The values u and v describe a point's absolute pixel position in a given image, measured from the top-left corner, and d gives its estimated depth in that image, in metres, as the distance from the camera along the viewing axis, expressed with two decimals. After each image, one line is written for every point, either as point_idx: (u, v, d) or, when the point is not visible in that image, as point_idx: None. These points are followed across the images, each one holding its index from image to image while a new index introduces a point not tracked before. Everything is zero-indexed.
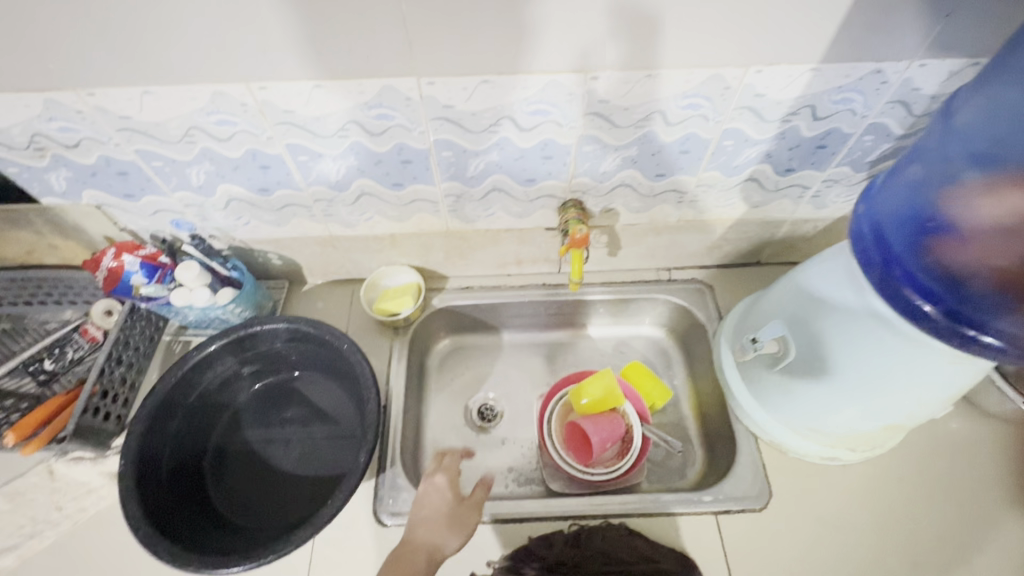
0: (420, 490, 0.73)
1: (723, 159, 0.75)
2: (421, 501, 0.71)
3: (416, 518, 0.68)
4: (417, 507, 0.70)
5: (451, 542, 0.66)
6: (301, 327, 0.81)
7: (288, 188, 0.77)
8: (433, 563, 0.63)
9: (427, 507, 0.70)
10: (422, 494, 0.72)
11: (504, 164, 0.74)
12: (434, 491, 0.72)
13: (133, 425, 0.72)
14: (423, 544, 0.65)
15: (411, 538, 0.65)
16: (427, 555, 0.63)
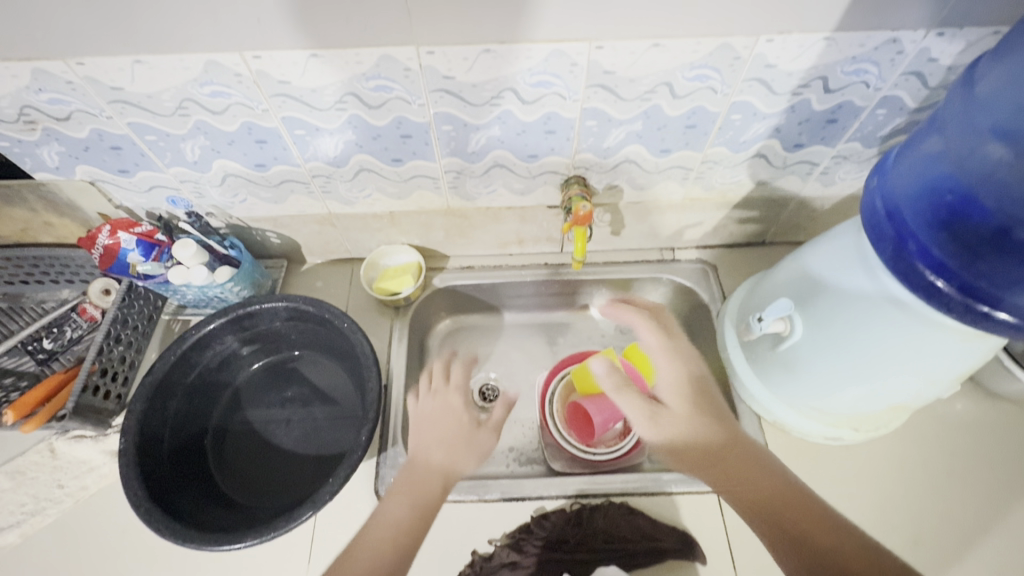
0: (431, 410, 0.77)
1: (730, 134, 0.73)
2: (431, 418, 0.76)
3: (429, 441, 0.72)
4: (428, 425, 0.75)
5: (464, 467, 0.71)
6: (301, 306, 0.80)
7: (285, 164, 0.75)
8: (448, 482, 0.69)
9: (439, 431, 0.74)
10: (431, 413, 0.77)
11: (506, 139, 0.72)
12: (447, 409, 0.78)
13: (133, 404, 0.72)
14: (438, 469, 0.69)
15: (426, 460, 0.70)
16: (443, 479, 0.68)
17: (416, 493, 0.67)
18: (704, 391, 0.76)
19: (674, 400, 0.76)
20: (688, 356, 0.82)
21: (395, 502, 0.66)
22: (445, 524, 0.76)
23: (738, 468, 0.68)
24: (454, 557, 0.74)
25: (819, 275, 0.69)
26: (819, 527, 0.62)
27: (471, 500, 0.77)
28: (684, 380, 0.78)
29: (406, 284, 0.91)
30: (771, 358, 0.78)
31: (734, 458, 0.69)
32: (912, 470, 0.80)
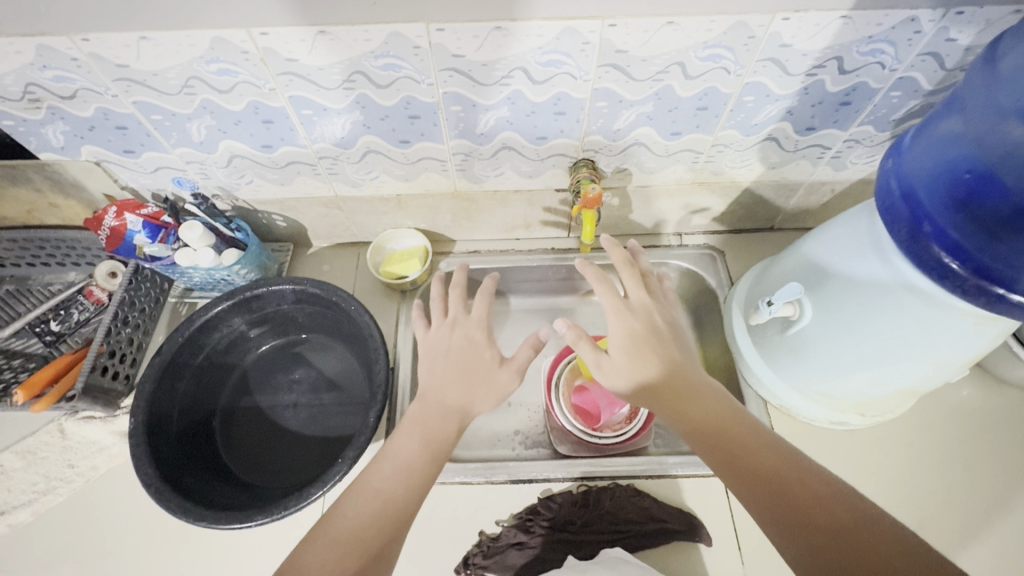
0: (444, 346, 0.72)
1: (742, 116, 0.72)
2: (448, 354, 0.71)
3: (445, 378, 0.69)
4: (445, 360, 0.70)
5: (478, 409, 0.67)
6: (308, 289, 0.80)
7: (292, 145, 0.75)
8: (462, 423, 0.66)
9: (455, 366, 0.70)
10: (448, 347, 0.72)
11: (515, 120, 0.71)
12: (465, 344, 0.72)
13: (142, 385, 0.72)
14: (453, 409, 0.66)
15: (440, 400, 0.67)
16: (458, 422, 0.66)
17: (427, 433, 0.64)
18: (654, 340, 0.67)
19: (620, 349, 0.67)
20: (642, 306, 0.70)
21: (403, 440, 0.64)
22: (453, 505, 0.77)
23: (687, 409, 0.62)
24: (461, 537, 0.75)
25: (829, 259, 0.69)
26: (766, 462, 0.57)
27: (479, 481, 0.78)
28: (631, 333, 0.67)
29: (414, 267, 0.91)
30: (778, 343, 0.77)
31: (673, 391, 0.64)
32: (917, 454, 0.81)
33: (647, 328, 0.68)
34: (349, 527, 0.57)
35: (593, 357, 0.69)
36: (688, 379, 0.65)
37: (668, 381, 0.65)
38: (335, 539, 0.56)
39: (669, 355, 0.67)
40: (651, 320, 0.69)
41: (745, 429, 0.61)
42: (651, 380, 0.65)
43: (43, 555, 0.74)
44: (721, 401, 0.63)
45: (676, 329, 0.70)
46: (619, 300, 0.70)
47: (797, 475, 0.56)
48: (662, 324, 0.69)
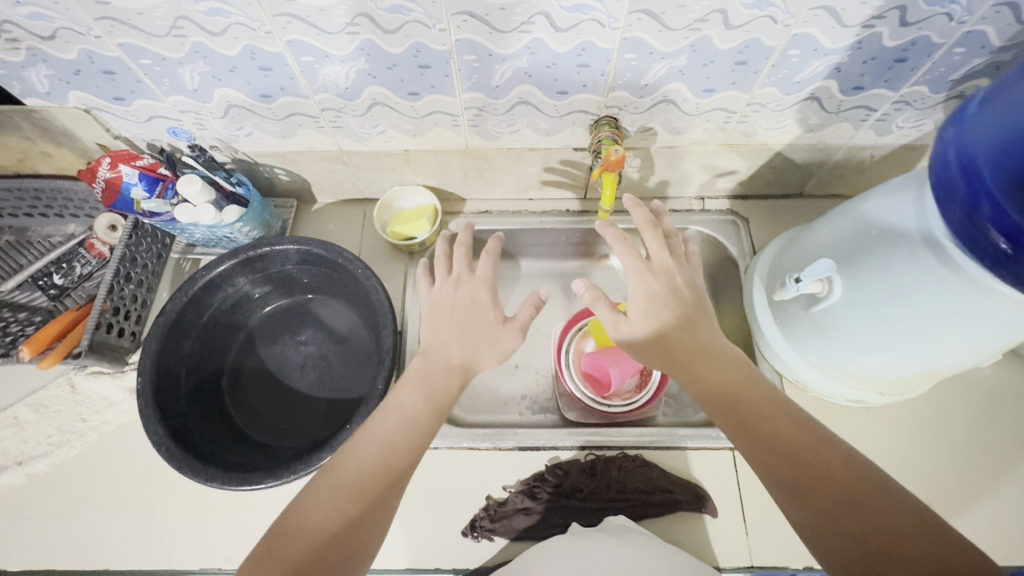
0: (449, 304, 0.70)
1: (784, 73, 0.66)
2: (452, 314, 0.68)
3: (448, 337, 0.66)
4: (449, 318, 0.68)
5: (479, 368, 0.66)
6: (313, 250, 0.77)
7: (292, 95, 0.69)
8: (465, 380, 0.65)
9: (458, 327, 0.67)
10: (452, 305, 0.69)
11: (534, 72, 0.65)
12: (469, 305, 0.69)
13: (148, 345, 0.71)
14: (458, 366, 0.65)
15: (444, 356, 0.65)
16: (461, 380, 0.64)
17: (432, 388, 0.63)
18: (674, 303, 0.64)
19: (639, 310, 0.64)
20: (664, 268, 0.67)
21: (408, 394, 0.62)
22: (461, 469, 0.77)
23: (703, 372, 0.60)
24: (468, 501, 0.75)
25: (870, 231, 0.64)
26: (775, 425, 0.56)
27: (487, 446, 0.78)
28: (651, 296, 0.65)
29: (422, 226, 0.87)
30: (800, 320, 0.74)
31: (688, 353, 0.62)
32: (934, 432, 0.79)
33: (667, 291, 0.65)
34: (351, 474, 0.57)
35: (609, 318, 0.67)
36: (707, 344, 0.62)
37: (687, 344, 0.62)
38: (337, 485, 0.56)
39: (691, 319, 0.64)
40: (673, 283, 0.66)
41: (756, 393, 0.59)
42: (670, 342, 0.63)
43: (62, 505, 0.76)
44: (739, 368, 0.61)
45: (699, 294, 0.67)
46: (639, 261, 0.67)
47: (807, 439, 0.54)
48: (685, 288, 0.66)
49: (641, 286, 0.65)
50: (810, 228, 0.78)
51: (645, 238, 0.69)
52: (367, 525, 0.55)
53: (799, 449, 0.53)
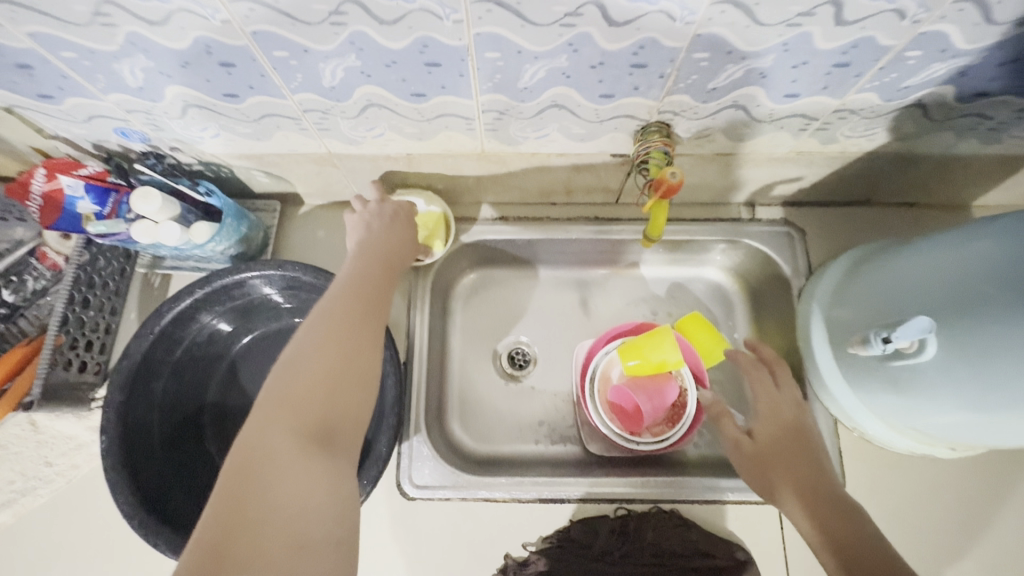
0: (374, 215, 0.66)
1: (891, 77, 0.52)
2: (382, 233, 0.64)
3: (382, 232, 0.64)
4: (383, 224, 0.65)
5: (401, 263, 0.64)
6: (300, 277, 0.66)
7: (266, 95, 0.55)
8: (403, 259, 0.64)
9: (384, 238, 0.64)
10: (380, 214, 0.66)
11: (574, 73, 0.51)
12: (398, 213, 0.67)
13: (111, 396, 0.61)
14: (396, 244, 0.64)
15: (382, 240, 0.63)
16: (400, 258, 0.64)
17: (383, 256, 0.62)
18: (805, 441, 0.60)
19: (765, 434, 0.61)
20: (793, 404, 0.63)
21: (358, 261, 0.60)
22: (476, 522, 0.70)
23: (822, 509, 0.53)
24: (485, 558, 0.69)
25: (983, 285, 0.52)
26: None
27: (505, 498, 0.70)
28: (779, 424, 0.61)
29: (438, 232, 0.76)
30: (870, 370, 0.64)
31: (795, 460, 0.58)
32: (999, 485, 0.72)
33: (798, 427, 0.61)
34: (337, 317, 0.52)
35: (733, 433, 0.63)
36: (834, 487, 0.55)
37: (812, 480, 0.55)
38: (326, 328, 0.51)
39: (815, 455, 0.58)
40: (803, 420, 0.62)
41: (867, 546, 0.49)
42: (788, 470, 0.57)
43: (34, 557, 0.69)
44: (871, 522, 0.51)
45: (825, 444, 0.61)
46: (771, 387, 0.65)
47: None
48: (814, 427, 0.62)
49: (766, 405, 0.63)
50: (886, 257, 0.67)
51: (779, 373, 0.67)
52: (364, 365, 0.51)
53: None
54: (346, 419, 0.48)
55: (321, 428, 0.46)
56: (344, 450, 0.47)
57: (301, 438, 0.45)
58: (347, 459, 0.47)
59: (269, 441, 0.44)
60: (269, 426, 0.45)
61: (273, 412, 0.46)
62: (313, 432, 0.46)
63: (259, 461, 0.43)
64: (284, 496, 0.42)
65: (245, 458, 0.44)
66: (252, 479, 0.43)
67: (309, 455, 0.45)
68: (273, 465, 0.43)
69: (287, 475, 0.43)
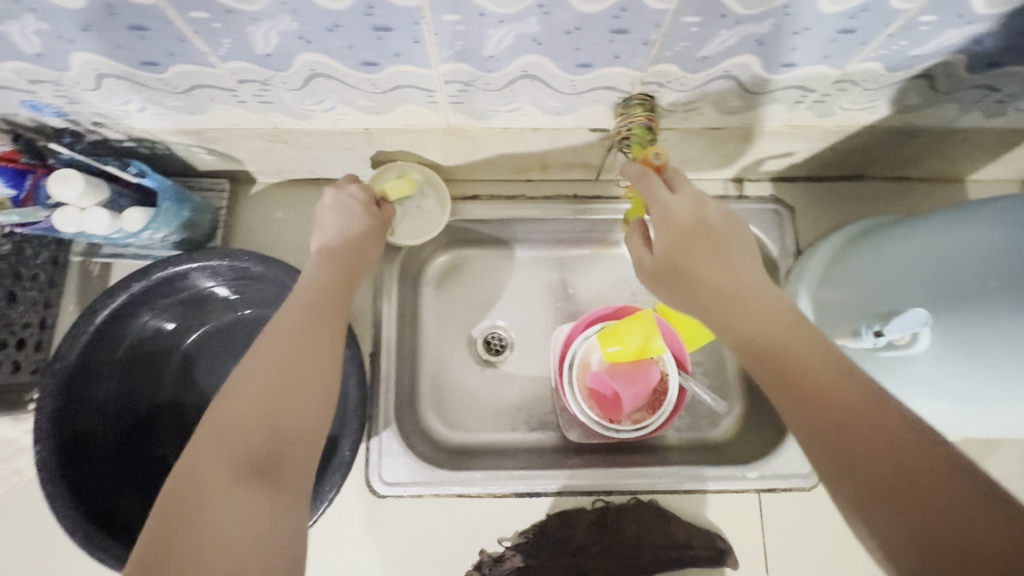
0: (333, 206, 0.59)
1: (899, 46, 0.47)
2: (343, 230, 0.58)
3: (342, 230, 0.58)
4: (341, 217, 0.59)
5: (364, 262, 0.58)
6: (249, 267, 0.60)
7: (192, 64, 0.47)
8: (364, 255, 0.59)
9: (345, 237, 0.58)
10: (338, 206, 0.59)
11: (548, 39, 0.44)
12: (356, 204, 0.60)
13: (43, 403, 0.56)
14: (358, 240, 0.58)
15: (344, 238, 0.58)
16: (359, 255, 0.58)
17: (345, 258, 0.56)
18: (705, 249, 0.47)
19: (659, 246, 0.49)
20: (691, 202, 0.49)
21: (316, 265, 0.54)
22: (451, 518, 0.68)
23: (736, 318, 0.44)
24: (460, 554, 0.67)
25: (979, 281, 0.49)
26: (821, 380, 0.38)
27: (480, 492, 0.68)
28: (675, 236, 0.48)
29: (397, 184, 0.65)
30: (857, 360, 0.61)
31: (701, 283, 0.46)
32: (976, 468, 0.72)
33: (697, 233, 0.48)
34: (291, 332, 0.48)
35: (635, 253, 0.53)
36: (743, 282, 0.46)
37: (720, 285, 0.46)
38: (281, 343, 0.46)
39: (725, 265, 0.46)
40: (706, 215, 0.49)
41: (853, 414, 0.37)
42: (693, 282, 0.47)
43: None
44: (787, 314, 0.44)
45: (735, 240, 0.49)
46: (661, 192, 0.50)
47: (865, 401, 0.37)
48: (720, 217, 0.49)
49: (661, 219, 0.49)
50: (871, 239, 0.64)
51: (674, 174, 0.52)
52: (318, 378, 0.46)
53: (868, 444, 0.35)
54: (297, 441, 0.43)
55: (267, 454, 0.41)
56: (294, 477, 0.42)
57: (240, 464, 0.40)
58: (297, 485, 0.41)
59: (205, 472, 0.39)
60: (204, 456, 0.40)
61: (210, 438, 0.41)
62: (256, 458, 0.40)
63: (191, 497, 0.38)
64: (215, 531, 0.37)
65: (177, 490, 0.39)
66: (183, 515, 0.37)
67: (253, 484, 0.39)
68: (209, 500, 0.38)
69: (225, 511, 0.38)
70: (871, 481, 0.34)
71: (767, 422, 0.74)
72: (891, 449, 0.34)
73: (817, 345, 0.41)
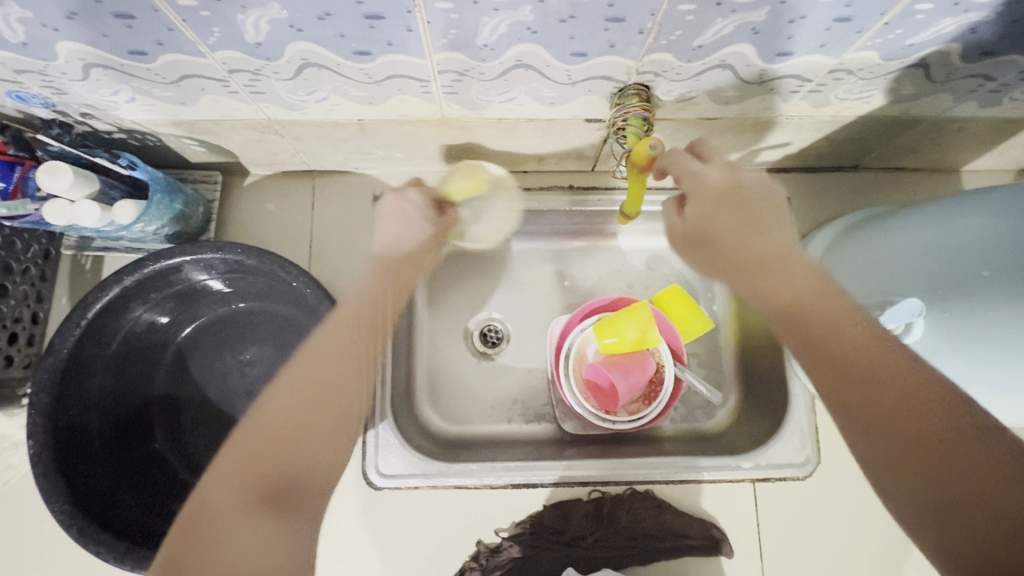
0: (399, 208, 0.62)
1: (895, 34, 0.46)
2: (402, 238, 0.61)
3: (400, 241, 0.60)
4: (400, 224, 0.61)
5: (404, 283, 0.62)
6: (242, 260, 0.59)
7: (181, 53, 0.47)
8: (406, 270, 0.61)
9: (399, 250, 0.61)
10: (401, 211, 0.62)
11: (542, 28, 0.44)
12: (416, 209, 0.62)
13: (36, 398, 0.55)
14: (406, 253, 0.61)
15: (394, 251, 0.60)
16: (400, 271, 0.61)
17: (388, 276, 0.59)
18: (741, 215, 0.51)
19: (694, 212, 0.52)
20: (724, 170, 0.52)
21: (364, 284, 0.57)
22: (448, 509, 0.68)
23: (767, 281, 0.49)
24: (456, 545, 0.68)
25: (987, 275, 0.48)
26: (844, 339, 0.44)
27: (476, 485, 0.68)
28: (711, 201, 0.51)
29: (463, 185, 0.67)
30: None
31: (738, 252, 0.51)
32: None
33: (732, 199, 0.51)
34: (325, 352, 0.48)
35: (669, 219, 0.55)
36: (776, 251, 0.50)
37: (753, 250, 0.50)
38: (308, 366, 0.47)
39: (760, 234, 0.50)
40: (740, 182, 0.52)
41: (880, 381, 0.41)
42: (727, 246, 0.51)
43: None
44: (816, 281, 0.48)
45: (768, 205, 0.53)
46: (690, 162, 0.52)
47: (889, 363, 0.41)
48: (752, 186, 0.53)
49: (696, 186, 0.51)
50: (865, 230, 0.63)
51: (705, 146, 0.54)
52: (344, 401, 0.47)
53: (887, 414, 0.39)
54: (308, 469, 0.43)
55: (277, 478, 0.42)
56: (301, 503, 0.43)
57: (250, 487, 0.41)
58: (302, 512, 0.43)
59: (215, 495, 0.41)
60: (222, 478, 0.42)
61: (233, 455, 0.43)
62: (266, 482, 0.41)
63: (207, 516, 0.41)
64: (224, 546, 0.39)
65: (200, 503, 0.42)
66: (197, 532, 0.41)
67: (257, 512, 0.40)
68: (218, 523, 0.40)
69: (228, 536, 0.39)
70: (891, 444, 0.39)
71: (763, 414, 0.74)
72: (909, 399, 0.39)
73: (843, 312, 0.46)
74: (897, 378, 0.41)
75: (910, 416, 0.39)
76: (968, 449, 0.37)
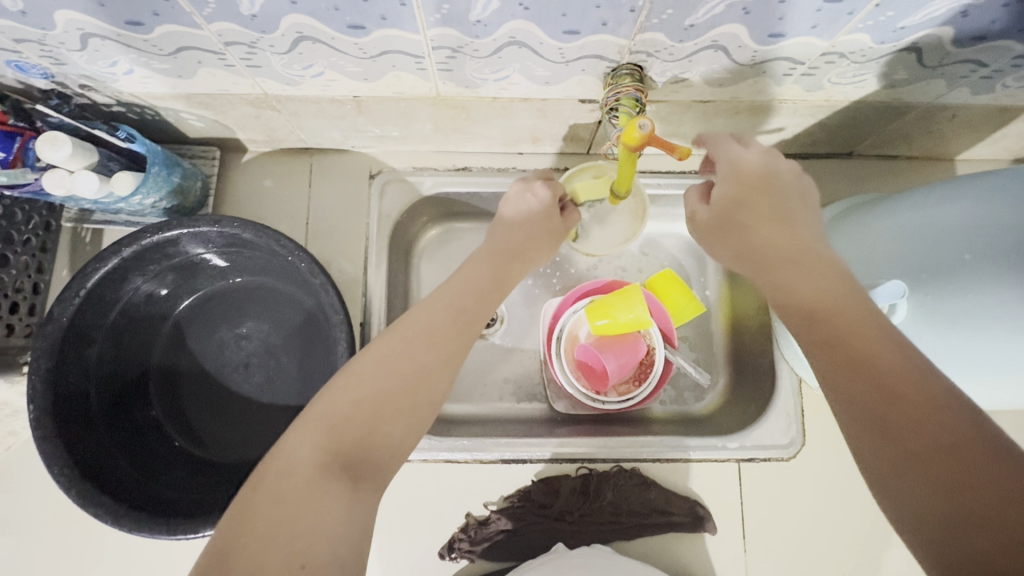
0: (516, 192, 0.62)
1: (887, 16, 0.46)
2: (513, 225, 0.60)
3: (510, 230, 0.59)
4: (519, 217, 0.60)
5: (519, 270, 0.59)
6: (238, 234, 0.60)
7: (176, 24, 0.47)
8: (523, 259, 0.59)
9: (510, 240, 0.59)
10: (517, 199, 0.61)
11: (534, 4, 0.44)
12: (532, 199, 0.61)
13: (37, 363, 0.57)
14: (517, 237, 0.59)
15: (502, 233, 0.59)
16: (516, 259, 0.58)
17: (498, 257, 0.58)
18: (770, 204, 0.47)
19: (723, 197, 0.49)
20: (760, 160, 0.49)
21: (476, 266, 0.56)
22: (438, 482, 0.70)
23: (795, 277, 0.44)
24: (446, 518, 0.69)
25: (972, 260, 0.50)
26: (870, 341, 0.40)
27: (466, 459, 0.70)
28: (739, 190, 0.48)
29: (590, 184, 0.65)
30: None
31: (767, 241, 0.47)
32: None
33: (760, 188, 0.48)
34: (420, 335, 0.49)
35: (691, 208, 0.53)
36: (807, 241, 0.46)
37: (779, 242, 0.46)
38: (400, 349, 0.48)
39: (791, 221, 0.47)
40: (776, 169, 0.49)
41: (903, 377, 0.38)
42: (755, 236, 0.47)
43: None
44: (845, 276, 0.44)
45: (801, 198, 0.48)
46: (732, 147, 0.51)
47: (911, 364, 0.38)
48: (789, 174, 0.49)
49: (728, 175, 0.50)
50: (848, 215, 0.64)
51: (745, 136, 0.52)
52: (429, 392, 0.47)
53: (918, 400, 0.36)
54: (381, 448, 0.44)
55: (351, 453, 0.42)
56: (373, 481, 0.43)
57: (329, 454, 0.42)
58: (373, 491, 0.43)
59: (290, 451, 0.42)
60: (298, 438, 0.42)
61: (314, 417, 0.43)
62: (345, 452, 0.42)
63: (277, 470, 0.41)
64: (289, 515, 0.39)
65: (270, 463, 0.42)
66: (264, 482, 0.41)
67: (330, 479, 0.41)
68: (289, 477, 0.40)
69: (299, 495, 0.39)
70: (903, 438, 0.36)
71: (750, 398, 0.75)
72: (930, 407, 0.36)
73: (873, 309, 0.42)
74: (926, 395, 0.36)
75: (931, 436, 0.35)
76: (997, 479, 0.33)
